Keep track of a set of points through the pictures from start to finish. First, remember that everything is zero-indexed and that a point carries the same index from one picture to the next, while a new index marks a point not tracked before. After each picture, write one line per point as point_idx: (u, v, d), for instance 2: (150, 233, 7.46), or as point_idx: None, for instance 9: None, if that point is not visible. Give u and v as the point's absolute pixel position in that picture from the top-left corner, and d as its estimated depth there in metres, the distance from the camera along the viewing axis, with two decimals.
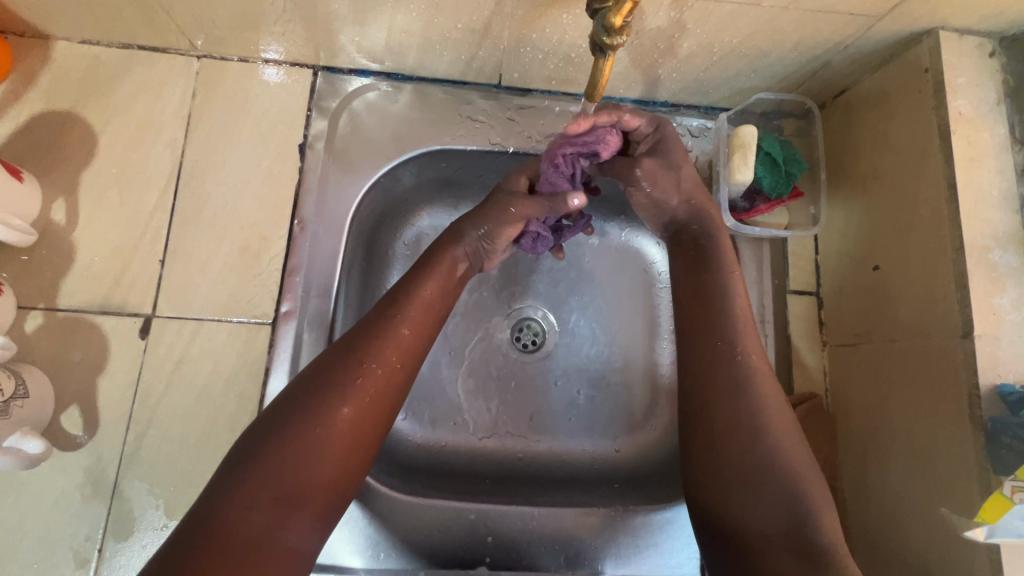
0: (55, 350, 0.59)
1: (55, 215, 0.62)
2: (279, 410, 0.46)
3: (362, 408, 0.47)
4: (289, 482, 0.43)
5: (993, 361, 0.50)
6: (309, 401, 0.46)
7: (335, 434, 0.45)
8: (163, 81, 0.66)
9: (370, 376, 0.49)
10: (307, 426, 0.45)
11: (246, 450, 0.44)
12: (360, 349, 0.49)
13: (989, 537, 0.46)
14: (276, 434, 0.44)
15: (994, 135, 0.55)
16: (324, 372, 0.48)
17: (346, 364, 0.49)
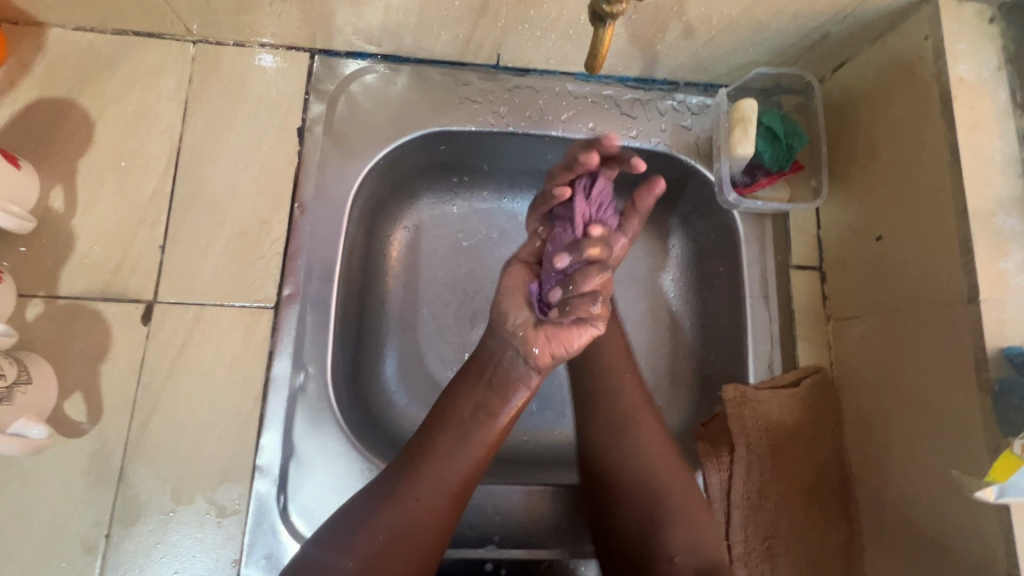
0: (55, 338, 0.59)
1: (53, 203, 0.62)
2: (369, 517, 0.50)
3: (432, 528, 0.51)
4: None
5: (1000, 324, 0.50)
6: (394, 509, 0.50)
7: (421, 521, 0.50)
8: (159, 67, 0.66)
9: (450, 494, 0.52)
10: (397, 512, 0.50)
11: (339, 554, 0.49)
12: (447, 463, 0.53)
13: (1000, 497, 0.44)
14: (367, 526, 0.50)
15: (995, 101, 0.55)
16: (410, 482, 0.52)
17: (422, 476, 0.52)
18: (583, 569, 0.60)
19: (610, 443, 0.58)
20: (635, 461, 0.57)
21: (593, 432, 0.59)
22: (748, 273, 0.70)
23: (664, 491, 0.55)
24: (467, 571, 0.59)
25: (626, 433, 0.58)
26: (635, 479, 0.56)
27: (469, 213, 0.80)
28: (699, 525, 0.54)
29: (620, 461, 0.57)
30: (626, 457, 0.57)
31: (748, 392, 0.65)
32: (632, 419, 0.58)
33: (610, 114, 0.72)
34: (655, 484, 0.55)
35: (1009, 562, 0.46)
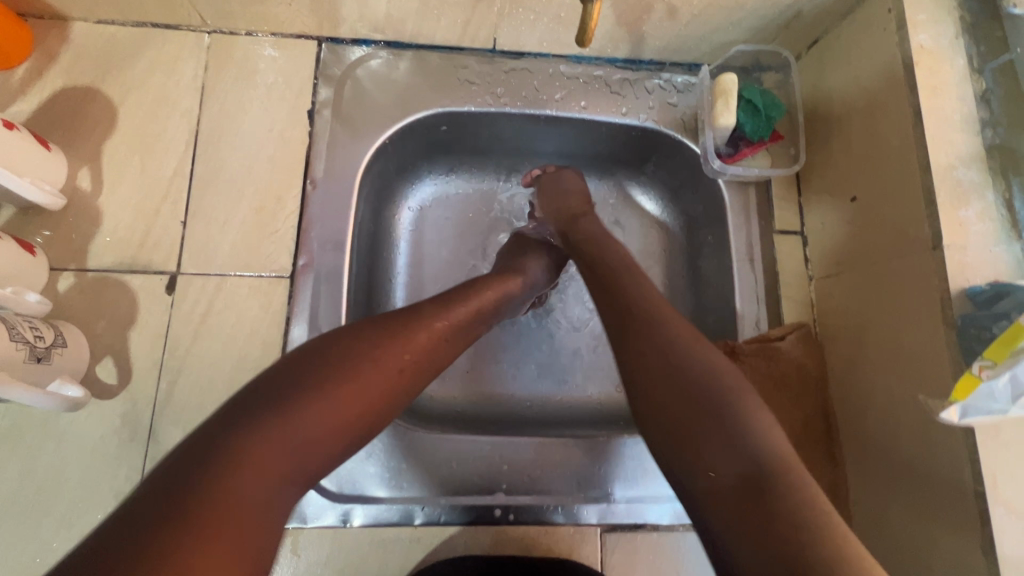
0: (86, 308, 0.62)
1: (81, 183, 0.66)
2: (276, 385, 0.43)
3: (350, 395, 0.44)
4: (264, 467, 0.39)
5: (962, 267, 0.54)
6: (304, 379, 0.43)
7: (342, 405, 0.44)
8: (177, 56, 0.70)
9: (382, 365, 0.47)
10: (323, 387, 0.43)
11: (233, 417, 0.41)
12: (378, 337, 0.48)
13: (963, 417, 0.47)
14: (286, 397, 0.42)
15: (954, 66, 0.59)
16: (328, 356, 0.46)
17: (345, 348, 0.46)
18: (586, 514, 0.64)
19: (647, 356, 0.48)
20: (705, 359, 0.47)
21: (620, 339, 0.51)
22: (735, 238, 0.74)
23: (711, 401, 0.44)
24: (476, 517, 0.62)
25: (627, 302, 0.53)
26: (649, 349, 0.48)
27: (470, 193, 0.85)
28: (769, 437, 0.41)
29: (669, 367, 0.46)
30: (670, 363, 0.47)
31: (738, 347, 0.69)
32: (661, 320, 0.50)
33: (601, 93, 0.77)
34: (713, 388, 0.44)
35: (976, 484, 0.50)
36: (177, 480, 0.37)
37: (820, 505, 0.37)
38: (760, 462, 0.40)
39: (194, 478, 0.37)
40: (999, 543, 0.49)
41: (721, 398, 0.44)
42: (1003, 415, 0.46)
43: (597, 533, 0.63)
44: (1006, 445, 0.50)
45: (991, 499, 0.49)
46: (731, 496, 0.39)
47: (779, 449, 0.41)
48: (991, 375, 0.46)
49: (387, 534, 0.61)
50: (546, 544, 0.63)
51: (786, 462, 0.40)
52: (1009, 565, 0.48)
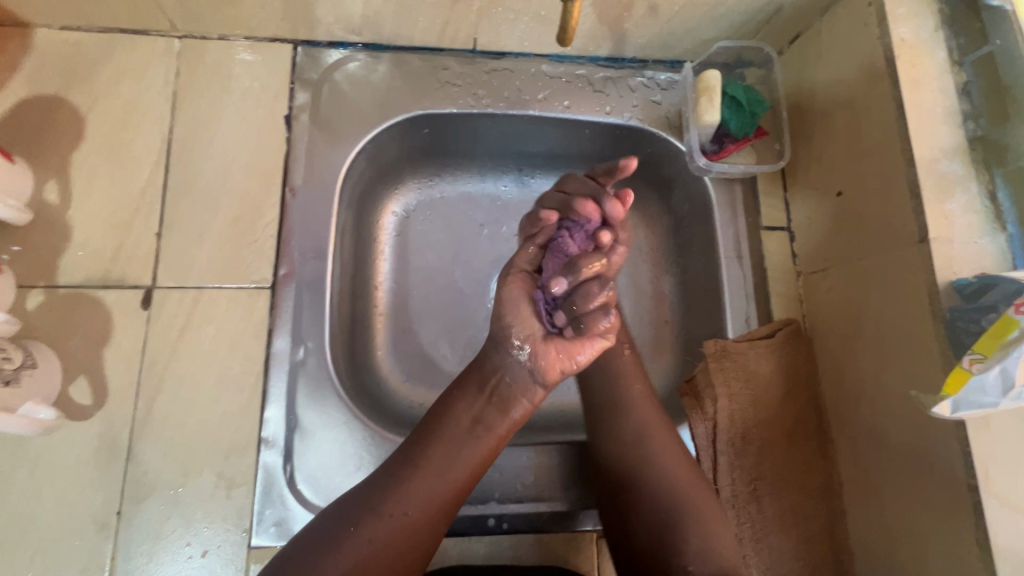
0: (57, 326, 0.60)
1: (48, 196, 0.63)
2: (325, 532, 0.48)
3: (387, 550, 0.47)
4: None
5: (948, 260, 0.54)
6: (352, 526, 0.48)
7: (373, 558, 0.47)
8: (146, 63, 0.68)
9: (426, 506, 0.50)
10: (348, 542, 0.47)
11: (285, 564, 0.46)
12: (427, 478, 0.50)
13: (954, 412, 0.47)
14: (319, 564, 0.46)
15: (935, 59, 0.59)
16: (359, 515, 0.48)
17: (395, 493, 0.49)
18: (580, 520, 0.63)
19: (633, 452, 0.58)
20: (676, 466, 0.57)
21: (605, 439, 0.60)
22: (722, 235, 0.74)
23: (677, 511, 0.54)
24: (469, 527, 0.61)
25: (619, 390, 0.62)
26: (629, 440, 0.59)
27: (454, 196, 0.84)
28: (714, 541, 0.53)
29: (648, 475, 0.57)
30: (652, 471, 0.57)
31: (728, 345, 0.69)
32: (629, 410, 0.60)
33: (584, 93, 0.76)
34: (681, 493, 0.56)
35: (968, 478, 0.50)
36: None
37: None
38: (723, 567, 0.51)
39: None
40: (994, 535, 0.49)
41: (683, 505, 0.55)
42: (993, 408, 0.46)
43: (592, 538, 0.62)
44: (996, 437, 0.50)
45: (984, 492, 0.49)
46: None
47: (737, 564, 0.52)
48: (982, 369, 0.46)
49: None
50: (542, 552, 0.62)
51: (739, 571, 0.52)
52: (1002, 557, 0.48)
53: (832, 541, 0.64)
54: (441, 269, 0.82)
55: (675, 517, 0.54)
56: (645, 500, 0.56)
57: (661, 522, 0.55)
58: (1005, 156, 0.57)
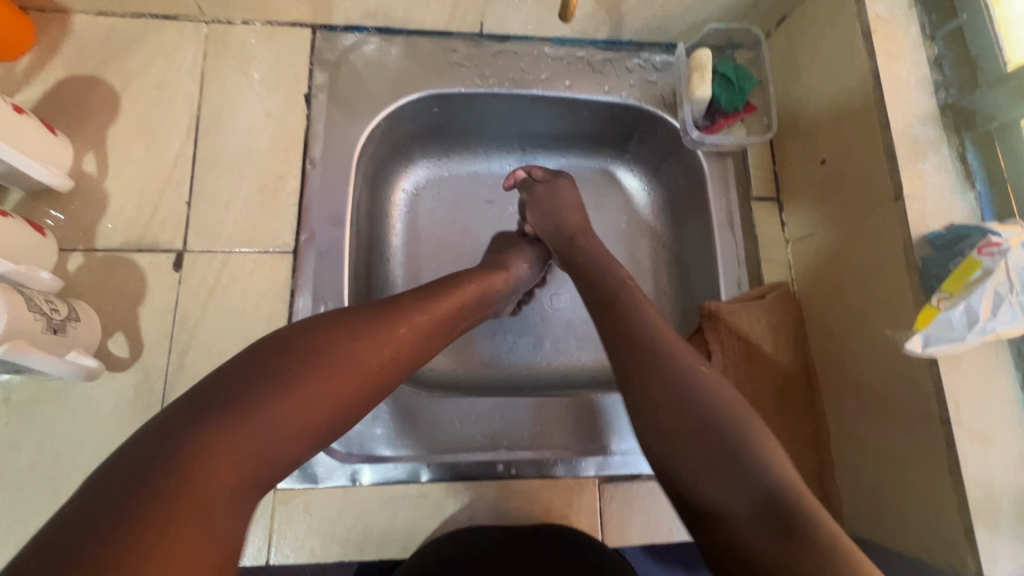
0: (96, 285, 0.65)
1: (86, 168, 0.68)
2: (260, 363, 0.42)
3: (351, 368, 0.44)
4: (280, 428, 0.40)
5: (922, 215, 0.58)
6: (298, 351, 0.43)
7: (290, 409, 0.41)
8: (176, 45, 0.73)
9: (391, 338, 0.48)
10: (278, 385, 0.41)
11: (220, 393, 0.40)
12: (380, 314, 0.49)
13: (926, 346, 0.51)
14: (214, 414, 0.39)
15: (908, 34, 0.64)
16: (289, 351, 0.43)
17: (337, 326, 0.46)
18: (584, 467, 0.67)
19: (647, 367, 0.48)
20: (714, 380, 0.45)
21: (619, 351, 0.51)
22: (715, 205, 0.79)
23: (727, 437, 0.42)
24: (480, 473, 0.65)
25: (619, 287, 0.58)
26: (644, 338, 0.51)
27: (461, 174, 0.89)
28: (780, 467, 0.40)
29: (668, 379, 0.46)
30: (668, 386, 0.46)
31: (722, 306, 0.73)
32: (635, 310, 0.54)
33: (585, 74, 0.81)
34: (729, 416, 0.43)
35: (941, 410, 0.54)
36: (150, 463, 0.36)
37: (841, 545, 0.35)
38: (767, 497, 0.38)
39: (184, 441, 0.37)
40: (965, 462, 0.53)
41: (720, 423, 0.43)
42: (960, 342, 0.51)
43: (596, 484, 0.66)
44: (966, 374, 0.54)
45: (956, 423, 0.53)
46: (745, 519, 0.38)
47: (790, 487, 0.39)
48: (948, 306, 0.51)
49: (395, 492, 0.63)
50: (547, 496, 0.66)
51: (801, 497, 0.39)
52: (973, 483, 0.52)
53: (821, 486, 0.68)
54: (450, 241, 0.86)
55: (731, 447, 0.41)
56: (671, 417, 0.44)
57: (698, 440, 0.42)
58: (973, 121, 0.61)
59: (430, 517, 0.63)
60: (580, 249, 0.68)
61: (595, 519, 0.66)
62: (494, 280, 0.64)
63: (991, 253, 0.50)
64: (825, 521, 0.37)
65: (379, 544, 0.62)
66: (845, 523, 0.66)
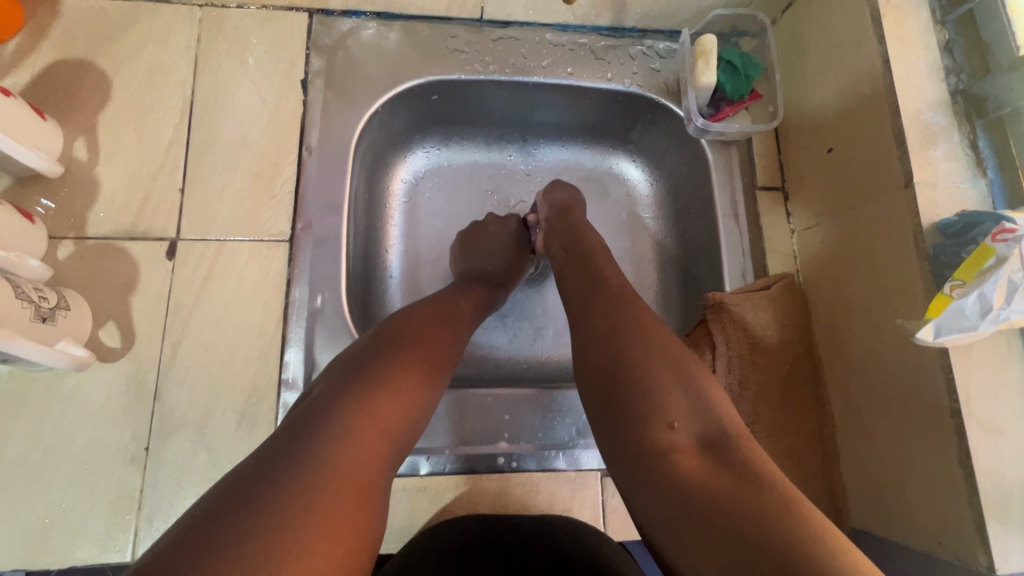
0: (86, 273, 0.63)
1: (77, 153, 0.66)
2: (342, 383, 0.46)
3: (417, 371, 0.49)
4: (401, 406, 0.46)
5: (932, 203, 0.57)
6: (375, 365, 0.48)
7: (404, 389, 0.47)
8: (169, 29, 0.71)
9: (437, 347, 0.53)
10: (389, 369, 0.48)
11: (325, 396, 0.45)
12: (424, 328, 0.54)
13: (937, 336, 0.50)
14: (346, 396, 0.44)
15: (918, 18, 0.63)
16: (385, 346, 0.50)
17: (396, 338, 0.51)
18: (586, 459, 0.66)
19: (611, 320, 0.51)
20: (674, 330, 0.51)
21: (585, 313, 0.54)
22: (719, 194, 0.77)
23: (679, 370, 0.47)
24: (480, 467, 0.64)
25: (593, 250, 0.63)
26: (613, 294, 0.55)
27: (461, 164, 0.87)
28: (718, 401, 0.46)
29: (631, 322, 0.50)
30: (628, 338, 0.49)
31: (726, 297, 0.72)
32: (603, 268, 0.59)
33: (587, 61, 0.79)
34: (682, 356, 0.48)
35: (952, 402, 0.53)
36: (277, 458, 0.39)
37: (770, 465, 0.41)
38: (714, 425, 0.44)
39: (306, 450, 0.39)
40: (976, 454, 0.52)
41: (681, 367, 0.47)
42: (973, 332, 0.49)
43: (598, 477, 0.65)
44: (977, 364, 0.53)
45: (967, 414, 0.52)
46: (687, 447, 0.42)
47: (732, 419, 0.45)
48: (962, 294, 0.49)
49: (394, 485, 0.62)
50: (548, 489, 0.64)
51: (738, 429, 0.44)
52: (984, 476, 0.51)
53: (826, 479, 0.67)
54: (449, 231, 0.85)
55: (681, 378, 0.46)
56: (628, 350, 0.48)
57: (647, 369, 0.47)
58: (985, 107, 0.60)
59: (429, 510, 0.62)
60: (567, 223, 0.69)
61: (597, 513, 0.64)
62: (485, 288, 0.68)
63: (1005, 240, 0.49)
64: (754, 448, 0.42)
65: None
66: (850, 517, 0.66)
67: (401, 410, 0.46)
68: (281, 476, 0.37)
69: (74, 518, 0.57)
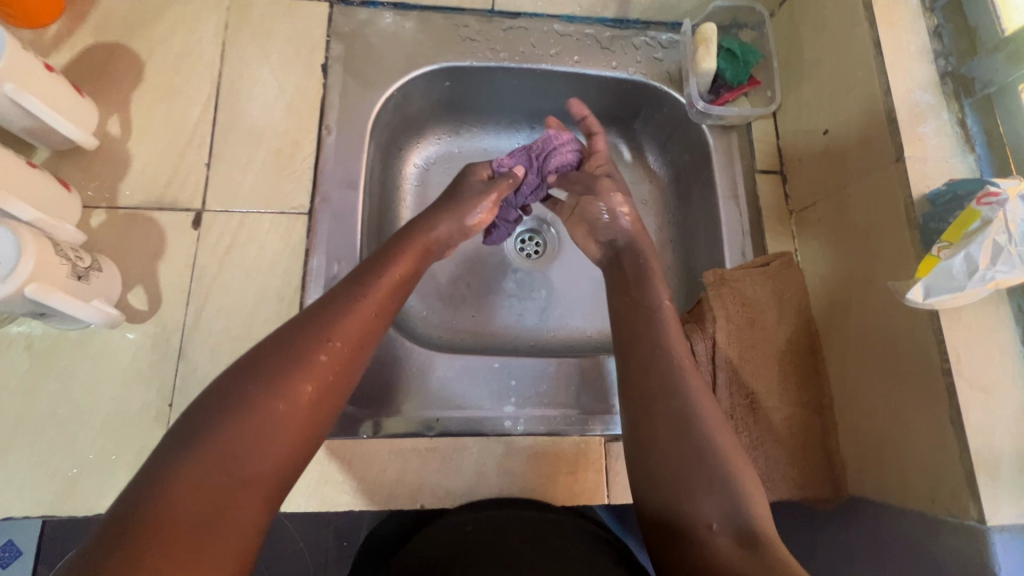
0: (117, 240, 0.67)
1: (111, 129, 0.70)
2: (195, 421, 0.45)
3: (285, 399, 0.47)
4: (260, 438, 0.45)
5: (922, 176, 0.60)
6: (247, 391, 0.47)
7: (263, 419, 0.46)
8: (199, 16, 0.75)
9: (329, 348, 0.51)
10: (247, 402, 0.46)
11: (175, 439, 0.44)
12: (316, 328, 0.51)
13: (927, 297, 0.53)
14: (192, 441, 0.44)
15: (908, 5, 0.66)
16: (246, 372, 0.48)
17: (282, 351, 0.49)
18: (590, 425, 0.68)
19: (657, 409, 0.57)
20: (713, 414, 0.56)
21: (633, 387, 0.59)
22: (720, 178, 0.81)
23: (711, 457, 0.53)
24: (488, 430, 0.66)
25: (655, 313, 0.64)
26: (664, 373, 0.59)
27: (471, 150, 0.91)
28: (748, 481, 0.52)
29: (675, 409, 0.56)
30: (675, 428, 0.55)
31: (726, 274, 0.75)
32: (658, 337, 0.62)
33: (593, 50, 0.83)
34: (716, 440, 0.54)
35: (943, 362, 0.55)
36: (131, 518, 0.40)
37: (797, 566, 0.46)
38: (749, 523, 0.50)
39: (144, 499, 0.41)
40: (966, 412, 0.54)
41: (719, 463, 0.53)
42: (961, 292, 0.52)
43: (602, 443, 0.67)
44: (966, 326, 0.55)
45: (957, 373, 0.54)
46: (728, 545, 0.49)
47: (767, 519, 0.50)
48: (949, 255, 0.52)
49: (404, 445, 0.64)
50: (553, 453, 0.66)
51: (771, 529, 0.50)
52: (974, 433, 0.53)
53: (824, 449, 0.69)
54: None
55: (712, 463, 0.52)
56: (675, 447, 0.54)
57: (688, 489, 0.52)
58: (972, 87, 0.63)
59: (438, 470, 0.64)
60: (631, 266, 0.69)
61: (600, 477, 0.66)
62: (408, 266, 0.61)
63: (989, 203, 0.51)
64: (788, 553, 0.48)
65: (389, 495, 0.63)
66: (847, 484, 0.67)
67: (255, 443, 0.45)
68: (117, 536, 0.39)
69: (99, 470, 0.60)
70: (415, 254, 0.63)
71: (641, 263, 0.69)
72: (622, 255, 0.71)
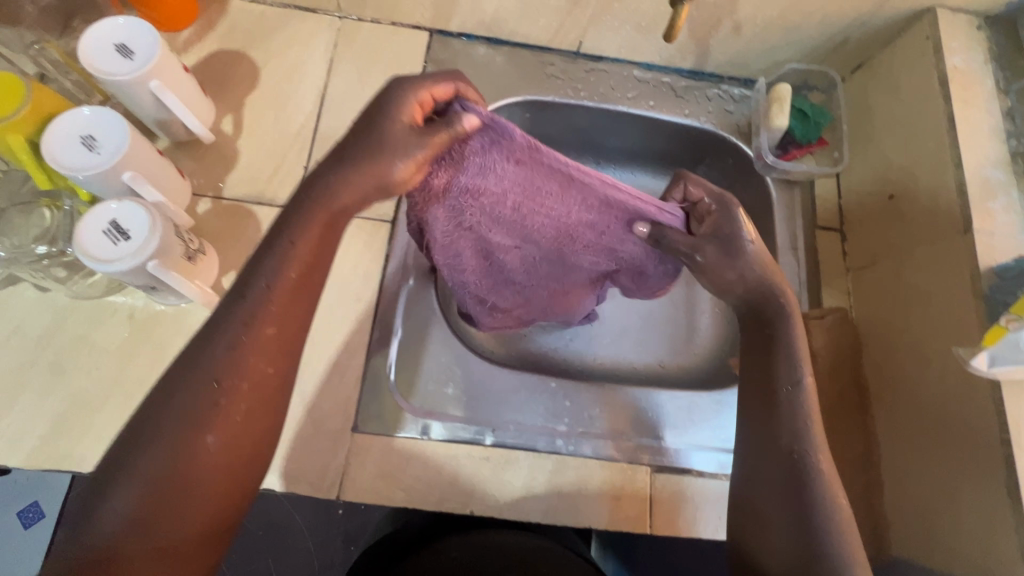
0: (219, 228, 0.72)
1: (224, 128, 0.77)
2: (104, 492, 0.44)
3: (191, 459, 0.45)
4: (180, 502, 0.45)
5: (989, 249, 0.63)
6: (151, 458, 0.45)
7: (180, 480, 0.45)
8: (313, 33, 0.83)
9: (224, 392, 0.47)
10: (155, 466, 0.44)
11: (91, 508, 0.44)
12: (199, 374, 0.46)
13: (992, 365, 0.58)
14: (104, 513, 0.44)
15: (983, 86, 0.70)
16: (141, 436, 0.45)
17: (175, 411, 0.46)
18: (638, 454, 0.69)
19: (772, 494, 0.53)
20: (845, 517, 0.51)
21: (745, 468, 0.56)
22: (781, 228, 0.83)
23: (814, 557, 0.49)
24: (541, 446, 0.68)
25: (784, 385, 0.57)
26: (784, 470, 0.53)
27: None
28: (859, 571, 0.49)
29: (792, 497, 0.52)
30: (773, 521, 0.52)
31: None
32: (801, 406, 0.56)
33: (667, 98, 0.88)
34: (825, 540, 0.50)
35: (1002, 431, 0.57)
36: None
37: None
38: None
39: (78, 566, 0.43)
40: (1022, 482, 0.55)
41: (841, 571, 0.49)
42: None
43: (648, 473, 0.69)
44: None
45: (1016, 443, 0.56)
46: None
47: None
48: (1017, 326, 0.56)
49: (459, 451, 0.67)
50: (601, 476, 0.68)
51: None
52: None
53: (868, 508, 0.69)
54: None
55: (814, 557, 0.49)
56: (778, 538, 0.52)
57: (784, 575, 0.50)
58: None
59: (489, 479, 0.66)
60: (763, 333, 0.60)
61: (644, 504, 0.68)
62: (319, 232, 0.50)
63: None
64: None
65: (441, 496, 0.65)
66: (890, 546, 0.67)
67: (179, 507, 0.45)
68: None
69: None
70: (311, 247, 0.50)
71: (787, 333, 0.59)
72: (764, 325, 0.60)
